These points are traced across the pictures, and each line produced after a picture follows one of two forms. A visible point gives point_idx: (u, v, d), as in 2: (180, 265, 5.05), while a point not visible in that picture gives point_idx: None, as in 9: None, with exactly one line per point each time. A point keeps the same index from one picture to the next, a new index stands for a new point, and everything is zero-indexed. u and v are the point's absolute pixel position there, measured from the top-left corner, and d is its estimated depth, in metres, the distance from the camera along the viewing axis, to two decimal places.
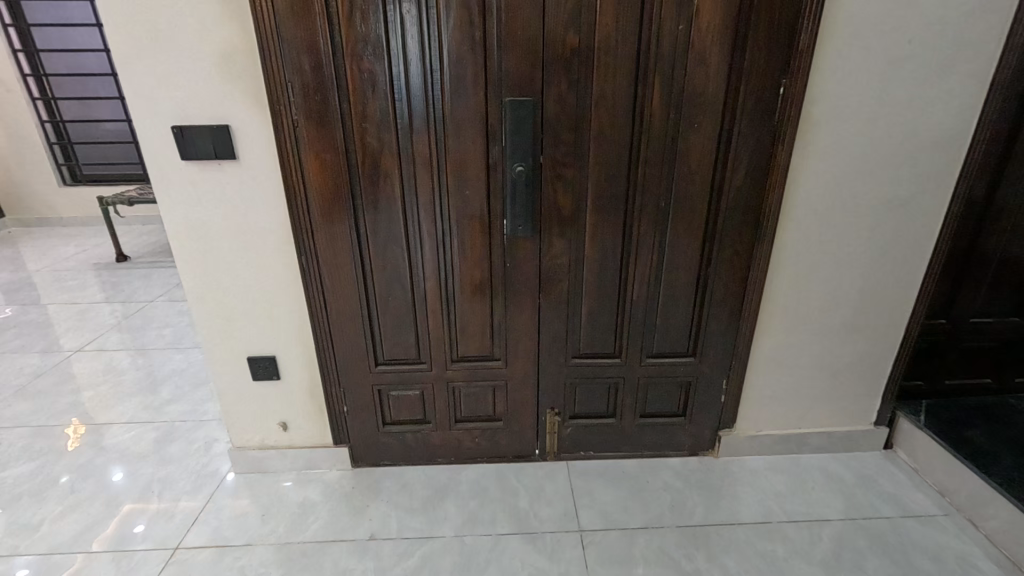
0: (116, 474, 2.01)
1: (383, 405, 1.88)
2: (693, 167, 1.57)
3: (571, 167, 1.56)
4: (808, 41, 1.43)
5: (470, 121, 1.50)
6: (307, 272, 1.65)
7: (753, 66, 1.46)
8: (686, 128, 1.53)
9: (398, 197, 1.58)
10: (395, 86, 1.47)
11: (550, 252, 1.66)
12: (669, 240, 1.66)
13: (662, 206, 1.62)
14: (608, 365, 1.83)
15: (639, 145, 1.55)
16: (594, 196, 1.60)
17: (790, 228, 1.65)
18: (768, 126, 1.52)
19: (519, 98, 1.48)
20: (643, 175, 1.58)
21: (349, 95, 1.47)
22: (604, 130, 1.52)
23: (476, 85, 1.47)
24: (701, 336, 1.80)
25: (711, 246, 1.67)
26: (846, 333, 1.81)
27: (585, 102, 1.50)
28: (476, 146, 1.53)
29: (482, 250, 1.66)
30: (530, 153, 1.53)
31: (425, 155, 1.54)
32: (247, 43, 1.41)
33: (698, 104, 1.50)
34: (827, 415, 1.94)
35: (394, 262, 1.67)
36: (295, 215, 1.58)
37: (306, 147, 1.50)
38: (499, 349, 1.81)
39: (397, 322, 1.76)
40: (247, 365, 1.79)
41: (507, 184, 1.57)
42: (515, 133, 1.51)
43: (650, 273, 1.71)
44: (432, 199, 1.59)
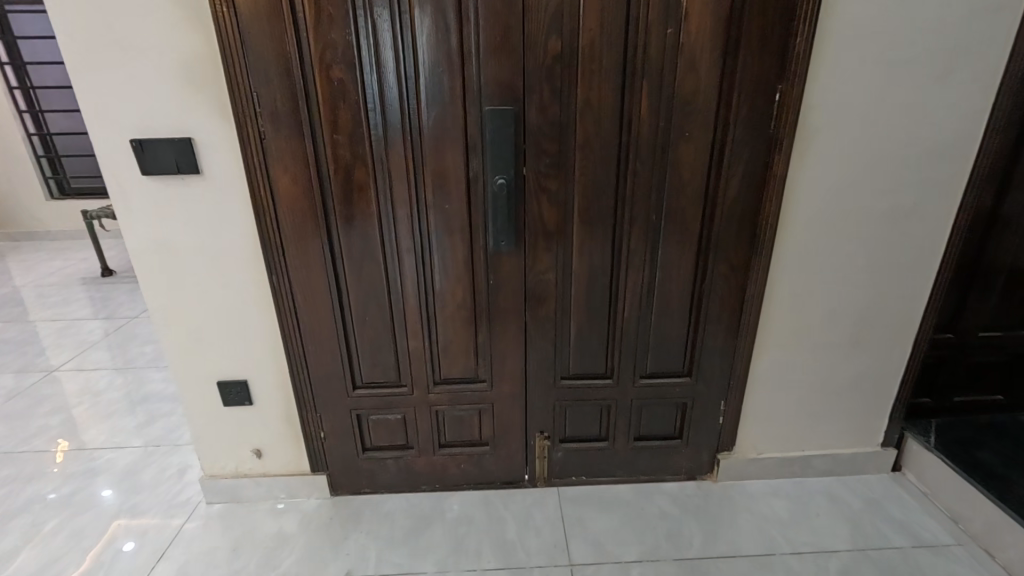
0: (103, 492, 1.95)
1: (362, 430, 1.78)
2: (686, 178, 1.49)
3: (556, 180, 1.48)
4: (805, 44, 1.35)
5: (448, 131, 1.42)
6: (279, 292, 1.57)
7: (748, 72, 1.38)
8: (677, 137, 1.44)
9: (373, 213, 1.50)
10: (368, 97, 1.39)
11: (536, 267, 1.57)
12: (661, 253, 1.57)
13: (652, 219, 1.53)
14: (600, 387, 1.74)
15: (628, 156, 1.46)
16: (581, 209, 1.52)
17: (788, 242, 1.56)
18: (764, 134, 1.44)
19: (499, 107, 1.40)
20: (633, 188, 1.49)
21: (319, 107, 1.39)
22: (590, 140, 1.44)
23: (454, 94, 1.39)
24: (697, 355, 1.70)
25: (707, 259, 1.58)
26: (851, 350, 1.71)
27: (569, 109, 1.41)
28: (455, 157, 1.45)
29: (464, 266, 1.57)
30: (512, 165, 1.45)
31: (400, 168, 1.46)
32: (210, 52, 1.33)
33: (689, 113, 1.42)
34: (831, 435, 1.83)
35: (371, 280, 1.58)
36: (263, 230, 1.49)
37: (274, 160, 1.42)
38: (484, 370, 1.72)
39: (375, 344, 1.67)
40: (218, 390, 1.69)
41: (488, 197, 1.48)
42: (494, 143, 1.43)
43: (642, 289, 1.62)
44: (410, 216, 1.51)
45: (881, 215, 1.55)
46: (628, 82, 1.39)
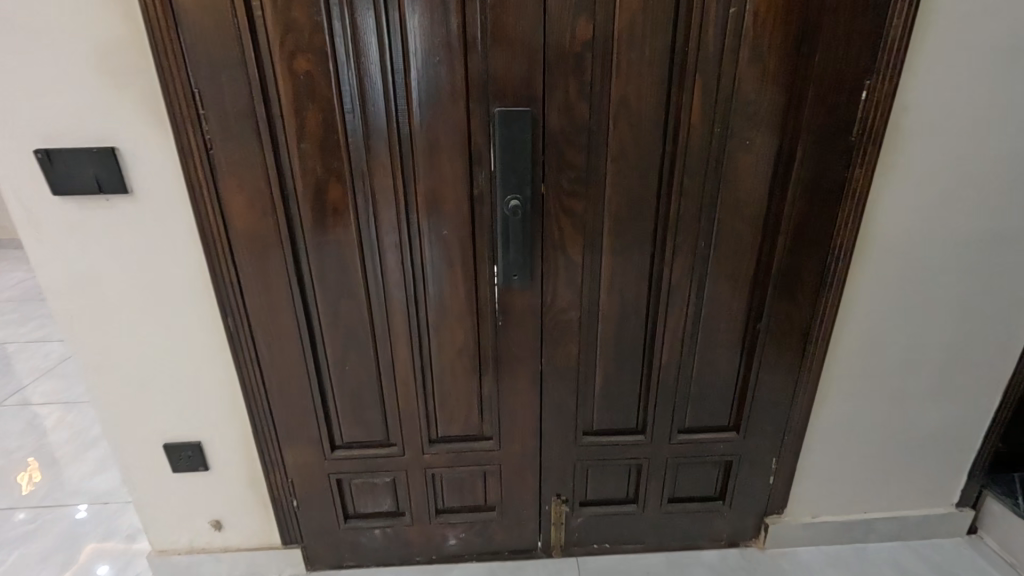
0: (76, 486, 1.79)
1: (343, 496, 1.48)
2: (742, 197, 1.20)
3: (582, 199, 1.18)
4: (902, 29, 1.06)
5: (447, 139, 1.12)
6: (237, 338, 1.26)
7: (827, 64, 1.09)
8: (735, 145, 1.15)
9: (353, 241, 1.19)
10: (344, 95, 1.08)
11: (555, 305, 1.28)
12: (708, 288, 1.28)
13: (698, 246, 1.24)
14: (629, 444, 1.45)
15: (671, 170, 1.17)
16: (613, 235, 1.22)
17: (863, 273, 1.28)
18: (844, 141, 1.15)
19: (512, 108, 1.10)
20: (677, 209, 1.20)
21: (281, 107, 1.08)
22: (624, 151, 1.15)
23: (455, 92, 1.09)
24: (747, 406, 1.41)
25: (764, 295, 1.30)
26: (930, 399, 1.43)
27: (600, 112, 1.12)
28: (456, 171, 1.15)
29: (467, 304, 1.27)
30: (527, 182, 1.15)
31: (385, 185, 1.15)
32: (135, 36, 1.02)
33: (750, 117, 1.13)
34: (900, 495, 1.56)
35: (351, 321, 1.28)
36: (214, 263, 1.18)
37: (226, 176, 1.12)
38: (491, 426, 1.42)
39: (357, 397, 1.36)
40: (165, 454, 1.38)
41: (496, 221, 1.18)
42: (506, 154, 1.12)
43: (684, 330, 1.33)
44: (399, 245, 1.21)
45: (977, 240, 1.26)
46: (675, 78, 1.10)
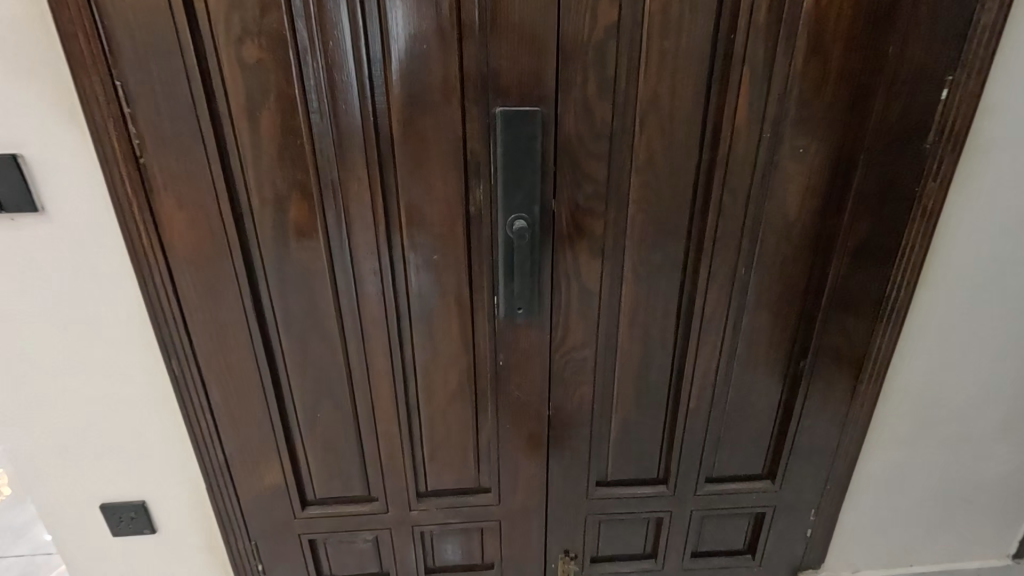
0: (24, 509, 1.66)
1: (317, 557, 1.27)
2: (790, 215, 1.00)
3: (600, 218, 0.98)
4: (997, 13, 0.86)
5: (437, 145, 0.92)
6: (183, 383, 1.04)
7: (901, 57, 0.89)
8: (786, 153, 0.95)
9: (323, 268, 0.98)
10: (308, 91, 0.87)
11: (566, 341, 1.07)
12: (745, 320, 1.09)
13: (736, 273, 1.05)
14: (649, 496, 1.25)
15: (707, 183, 0.98)
16: (636, 260, 1.02)
17: (927, 303, 1.09)
18: (915, 150, 0.96)
19: (518, 108, 0.89)
20: (713, 229, 1.00)
21: (230, 105, 0.87)
22: (652, 161, 0.95)
23: (447, 87, 0.88)
24: (785, 453, 1.22)
25: (811, 328, 1.10)
26: (991, 444, 1.25)
27: (625, 114, 0.92)
28: (449, 185, 0.94)
29: (461, 341, 1.06)
30: (535, 198, 0.94)
31: (361, 201, 0.94)
32: (38, 13, 0.80)
33: (805, 120, 0.93)
34: (950, 546, 1.37)
35: (323, 362, 1.06)
36: (152, 294, 0.96)
37: (163, 189, 0.90)
38: (489, 477, 1.22)
39: (331, 447, 1.15)
40: (102, 516, 1.16)
41: (497, 244, 0.98)
42: (509, 164, 0.91)
43: (716, 369, 1.13)
44: (379, 272, 0.99)
45: None
46: (716, 72, 0.90)
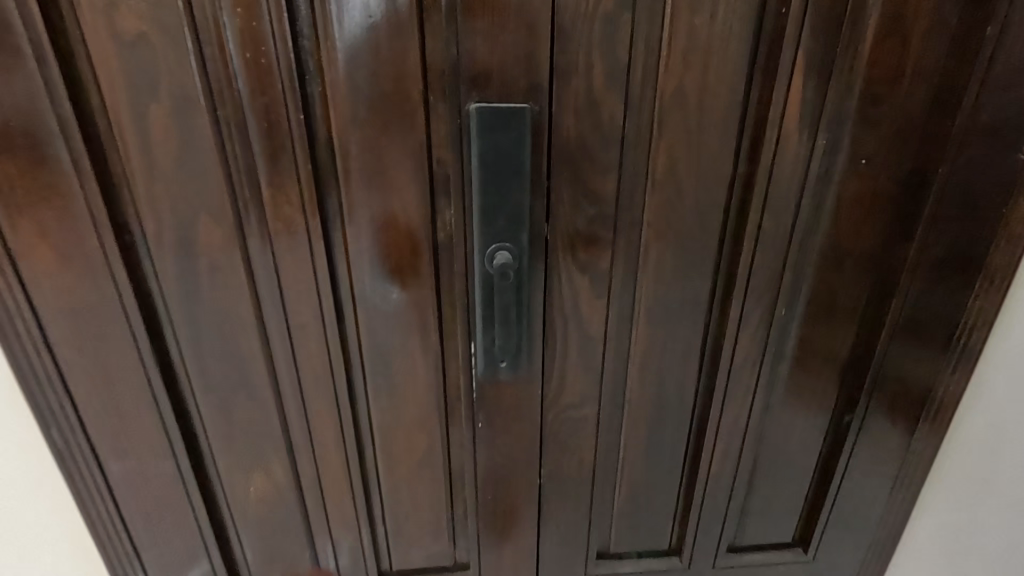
0: None
1: None
2: (843, 242, 0.80)
3: (605, 245, 0.76)
4: None
5: (393, 152, 0.69)
6: (67, 458, 0.80)
7: (999, 40, 0.69)
8: (842, 165, 0.75)
9: (246, 310, 0.75)
10: (213, 79, 0.64)
11: (560, 397, 0.86)
12: (782, 369, 0.88)
13: (775, 313, 0.84)
14: (659, 570, 1.05)
15: (741, 202, 0.77)
16: (650, 297, 0.81)
17: (1004, 347, 0.88)
18: (1006, 162, 0.75)
19: (500, 104, 0.67)
20: (747, 259, 0.79)
21: (106, 98, 0.64)
22: (674, 174, 0.73)
23: (403, 75, 0.66)
24: (823, 520, 1.02)
25: (860, 378, 0.90)
26: None
27: (640, 114, 0.70)
28: (410, 205, 0.72)
29: (429, 398, 0.84)
30: (521, 223, 0.72)
31: (291, 225, 0.71)
32: None
33: (868, 123, 0.73)
34: None
35: (253, 426, 0.83)
36: (13, 347, 0.72)
37: (18, 210, 0.66)
38: (467, 553, 1.00)
39: (268, 526, 0.92)
40: None
41: (473, 280, 0.76)
42: (486, 179, 0.70)
43: (744, 427, 0.92)
44: (320, 316, 0.77)
45: None
46: (760, 60, 0.69)
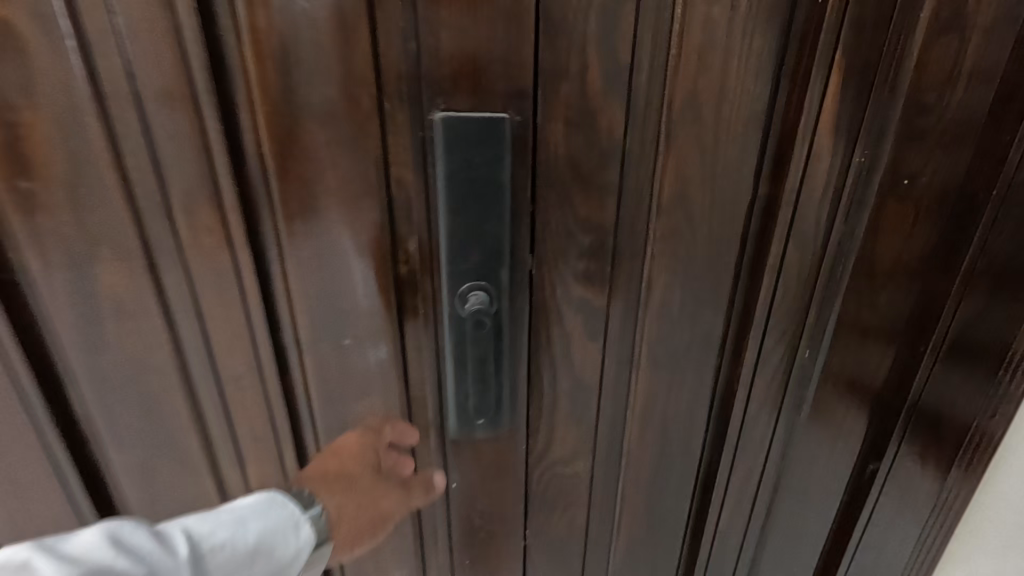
0: None
1: None
2: (878, 275, 0.68)
3: (599, 281, 0.64)
4: None
5: (340, 171, 0.56)
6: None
7: None
8: (880, 186, 0.63)
9: (165, 361, 0.62)
10: (103, 79, 0.50)
11: (547, 452, 0.74)
12: (802, 417, 0.77)
13: (796, 355, 0.72)
14: None
15: (761, 229, 0.64)
16: (652, 339, 0.69)
17: None
18: None
19: (472, 112, 0.54)
20: (765, 294, 0.68)
21: None
22: (683, 197, 0.61)
23: (349, 76, 0.53)
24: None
25: (891, 425, 0.79)
26: None
27: (643, 125, 0.57)
28: (363, 233, 0.59)
29: (393, 460, 0.71)
30: (500, 257, 0.59)
31: (217, 259, 0.58)
32: None
33: (913, 137, 0.61)
34: None
35: (181, 493, 0.70)
36: None
37: None
38: None
39: None
40: None
41: (442, 323, 0.63)
42: (456, 205, 0.57)
43: (757, 480, 0.81)
44: (258, 365, 0.64)
45: None
46: (790, 60, 0.56)
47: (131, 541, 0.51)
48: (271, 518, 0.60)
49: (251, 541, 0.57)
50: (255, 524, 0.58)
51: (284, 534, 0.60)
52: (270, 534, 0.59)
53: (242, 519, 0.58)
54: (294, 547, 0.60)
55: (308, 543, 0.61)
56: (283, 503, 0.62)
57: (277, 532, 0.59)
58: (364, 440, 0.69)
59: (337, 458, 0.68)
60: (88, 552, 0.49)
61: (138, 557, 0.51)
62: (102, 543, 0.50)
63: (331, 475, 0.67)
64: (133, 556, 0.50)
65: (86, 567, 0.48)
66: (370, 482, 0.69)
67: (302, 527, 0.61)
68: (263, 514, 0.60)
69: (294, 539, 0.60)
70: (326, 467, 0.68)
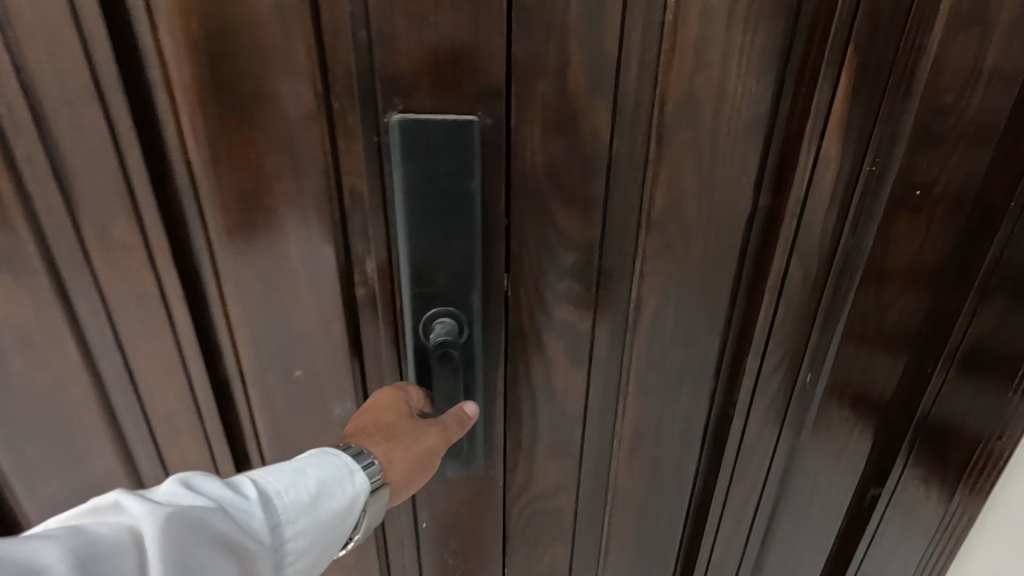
0: None
1: None
2: (887, 292, 0.62)
3: (582, 300, 0.57)
4: None
5: (283, 179, 0.49)
6: None
7: None
8: (892, 196, 0.57)
9: (85, 398, 0.54)
10: None
11: (527, 485, 0.67)
12: (802, 443, 0.71)
13: (796, 378, 0.66)
14: None
15: (760, 243, 0.58)
16: (642, 363, 0.62)
17: None
18: None
19: (435, 113, 0.47)
20: (765, 314, 0.61)
21: None
22: (676, 209, 0.54)
23: (289, 70, 0.45)
24: None
25: (894, 449, 0.73)
26: None
27: (631, 127, 0.50)
28: (312, 251, 0.51)
29: None
30: (470, 277, 0.52)
31: (141, 283, 0.50)
32: None
33: (929, 142, 0.55)
34: None
35: None
36: None
37: None
38: None
39: None
40: None
41: (406, 353, 0.56)
42: (418, 221, 0.49)
43: (753, 509, 0.75)
44: (196, 399, 0.56)
45: None
46: (796, 56, 0.50)
47: (203, 488, 0.40)
48: (329, 467, 0.46)
49: (313, 489, 0.44)
50: (313, 471, 0.45)
51: (342, 479, 0.46)
52: (331, 483, 0.45)
53: (301, 468, 0.44)
54: (351, 495, 0.46)
55: (367, 488, 0.48)
56: (336, 453, 0.48)
57: (338, 478, 0.46)
58: (398, 391, 0.55)
59: (372, 411, 0.53)
60: (159, 499, 0.37)
61: (208, 499, 0.38)
62: (172, 489, 0.39)
63: (371, 431, 0.51)
64: (206, 500, 0.38)
65: (178, 508, 0.36)
66: (414, 431, 0.52)
67: (358, 474, 0.47)
68: (321, 462, 0.46)
69: (351, 486, 0.47)
70: (364, 424, 0.53)
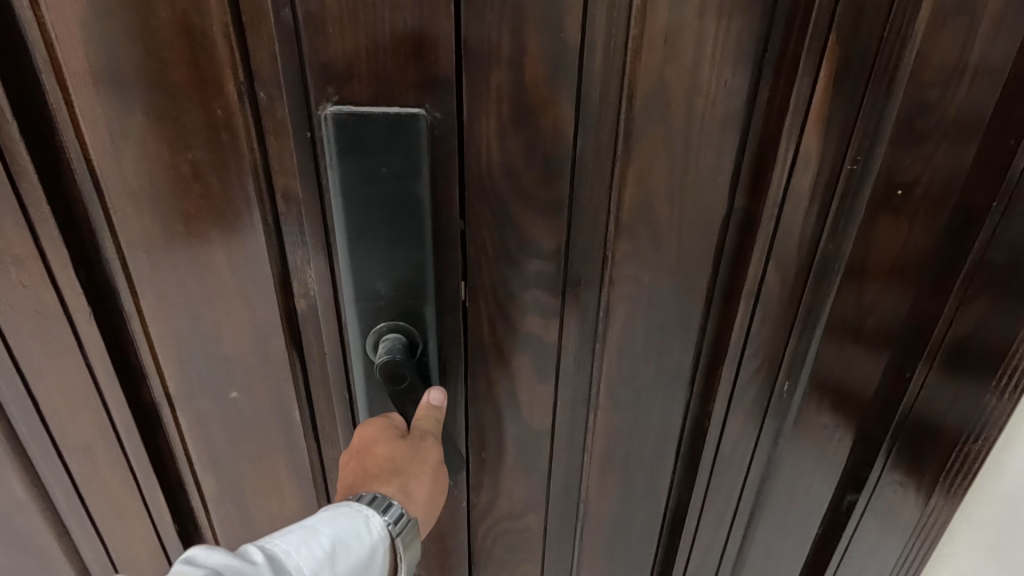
0: None
1: None
2: (865, 295, 0.59)
3: (545, 308, 0.53)
4: None
5: (201, 178, 0.43)
6: None
7: None
8: (873, 197, 0.54)
9: None
10: None
11: (492, 503, 0.63)
12: (777, 451, 0.68)
13: (773, 385, 0.63)
14: None
15: (736, 247, 0.55)
16: (611, 375, 0.58)
17: None
18: None
19: (376, 106, 0.42)
20: (741, 321, 0.58)
21: None
22: (645, 211, 0.50)
23: (205, 56, 0.39)
24: None
25: (872, 455, 0.71)
26: None
27: (596, 123, 0.46)
28: (239, 258, 0.45)
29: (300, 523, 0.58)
30: (422, 288, 0.47)
31: (44, 296, 0.44)
32: None
33: (910, 139, 0.52)
34: None
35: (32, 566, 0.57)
36: None
37: None
38: None
39: None
40: None
41: (353, 371, 0.50)
42: (361, 227, 0.44)
43: (728, 519, 0.72)
44: (116, 424, 0.50)
45: None
46: (775, 46, 0.46)
47: (207, 563, 0.39)
48: (342, 520, 0.43)
49: (327, 547, 0.41)
50: (325, 528, 0.42)
51: (358, 531, 0.43)
52: (347, 538, 0.43)
53: (313, 525, 0.42)
54: (369, 546, 0.44)
55: (388, 535, 0.45)
56: (349, 504, 0.44)
57: (354, 532, 0.43)
58: (382, 419, 0.48)
59: (364, 451, 0.47)
60: None
61: None
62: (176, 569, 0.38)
63: (376, 471, 0.46)
64: None
65: None
66: (420, 457, 0.47)
67: (375, 521, 0.44)
68: (334, 517, 0.43)
69: (368, 537, 0.44)
70: (361, 466, 0.47)
